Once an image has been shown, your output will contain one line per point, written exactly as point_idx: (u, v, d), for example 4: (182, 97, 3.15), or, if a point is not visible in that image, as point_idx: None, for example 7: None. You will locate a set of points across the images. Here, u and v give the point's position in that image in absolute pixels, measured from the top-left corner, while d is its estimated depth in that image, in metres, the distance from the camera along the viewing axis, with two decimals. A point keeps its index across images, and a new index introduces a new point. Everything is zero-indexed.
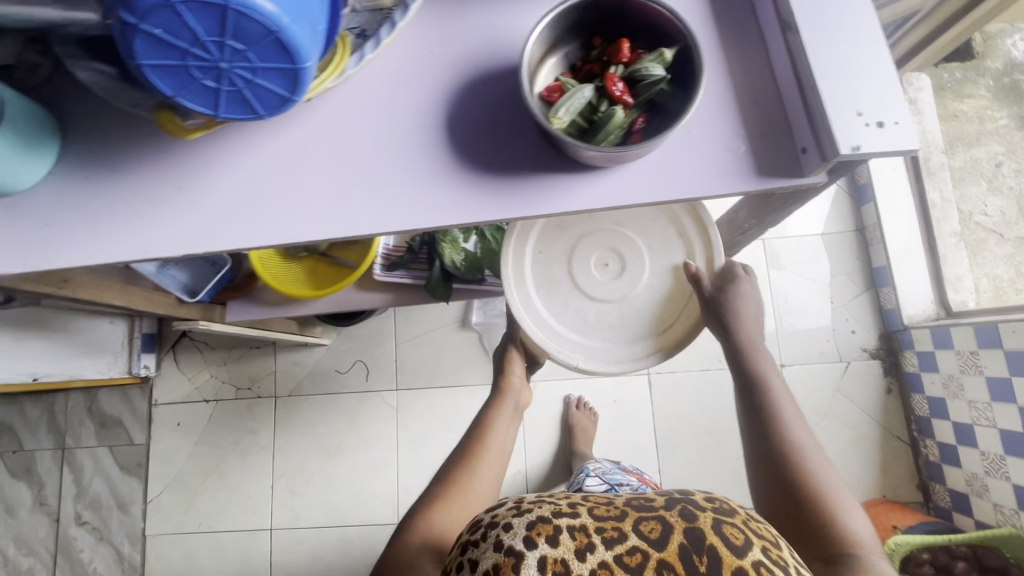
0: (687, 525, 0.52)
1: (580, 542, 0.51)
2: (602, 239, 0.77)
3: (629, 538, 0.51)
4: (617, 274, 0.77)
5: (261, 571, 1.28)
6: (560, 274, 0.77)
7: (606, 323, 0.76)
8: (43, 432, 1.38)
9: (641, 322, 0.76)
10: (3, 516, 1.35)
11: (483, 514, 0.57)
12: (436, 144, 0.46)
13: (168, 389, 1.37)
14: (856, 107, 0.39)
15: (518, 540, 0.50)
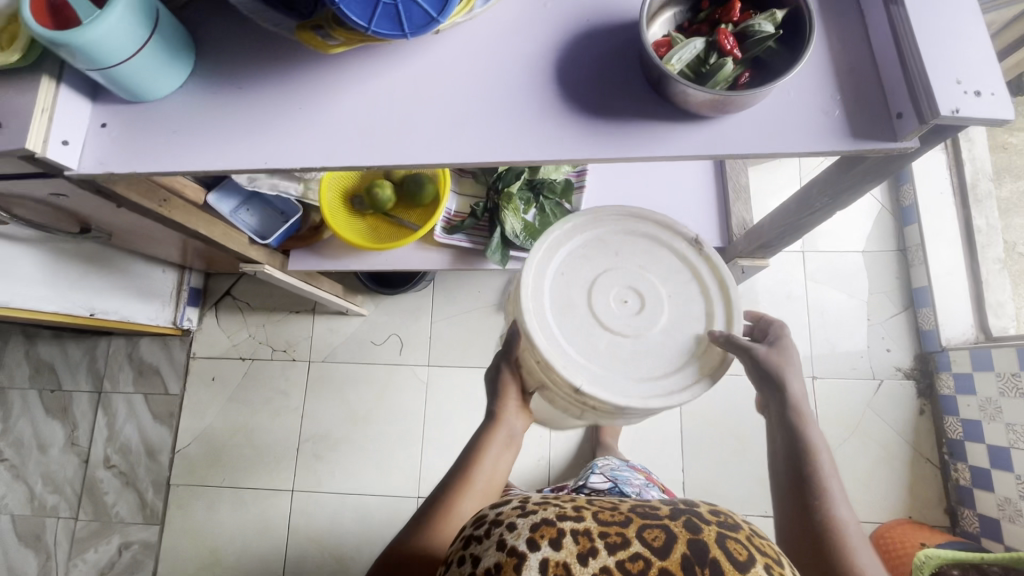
0: (691, 536, 0.43)
1: (581, 547, 0.43)
2: (624, 274, 0.59)
3: (632, 545, 0.43)
4: (640, 314, 0.58)
5: (278, 531, 1.30)
6: (578, 298, 0.58)
7: (618, 360, 0.56)
8: (82, 373, 1.42)
9: (662, 373, 0.56)
10: (34, 452, 1.38)
11: (485, 509, 0.49)
12: (547, 85, 0.49)
13: (206, 344, 1.41)
14: (955, 75, 0.42)
15: (518, 541, 0.43)
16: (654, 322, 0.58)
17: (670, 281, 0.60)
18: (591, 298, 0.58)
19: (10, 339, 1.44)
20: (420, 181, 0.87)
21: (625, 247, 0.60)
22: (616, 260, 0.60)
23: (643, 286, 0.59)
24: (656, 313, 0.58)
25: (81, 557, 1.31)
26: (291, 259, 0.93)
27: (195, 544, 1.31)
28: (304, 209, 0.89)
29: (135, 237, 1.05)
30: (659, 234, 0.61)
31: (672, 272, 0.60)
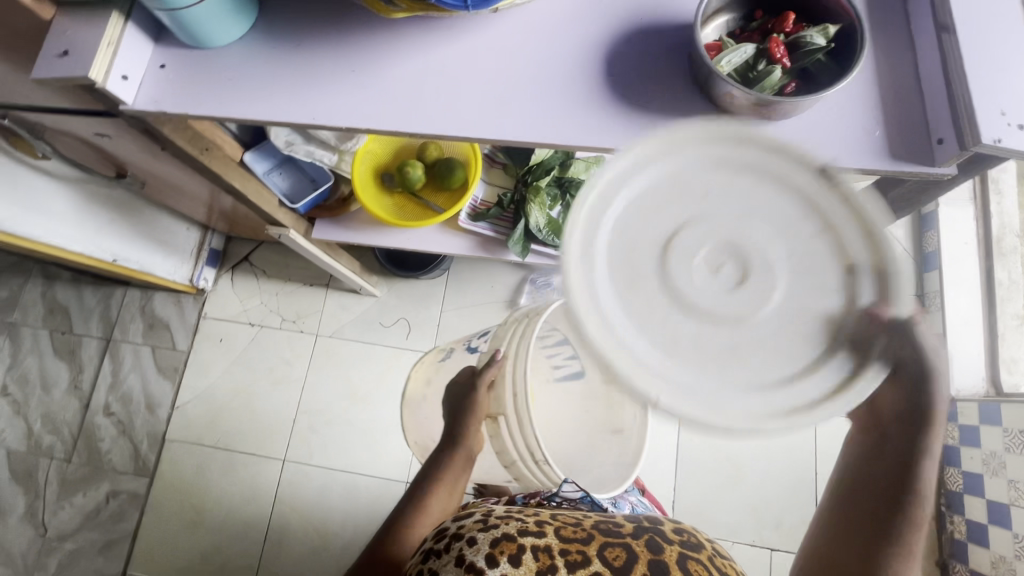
0: (652, 556, 0.49)
1: (542, 564, 0.48)
2: (716, 231, 0.44)
3: (592, 564, 0.48)
4: (735, 287, 0.43)
5: (265, 497, 1.31)
6: (644, 266, 0.44)
7: (709, 357, 0.43)
8: (95, 320, 1.44)
9: (792, 380, 0.42)
10: (38, 390, 1.40)
11: (450, 522, 0.56)
12: (597, 74, 0.50)
13: (218, 306, 1.43)
14: (1000, 108, 0.43)
15: (480, 556, 0.48)
16: (765, 301, 0.43)
17: (786, 241, 0.44)
18: (663, 268, 0.44)
19: (28, 277, 1.47)
20: (450, 165, 0.88)
21: (722, 191, 0.45)
22: (706, 212, 0.44)
23: (753, 249, 0.43)
24: (766, 288, 0.43)
25: (69, 500, 1.33)
26: (316, 227, 0.95)
27: (183, 501, 1.32)
28: (336, 179, 0.91)
29: (167, 190, 1.07)
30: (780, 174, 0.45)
31: (795, 222, 0.44)
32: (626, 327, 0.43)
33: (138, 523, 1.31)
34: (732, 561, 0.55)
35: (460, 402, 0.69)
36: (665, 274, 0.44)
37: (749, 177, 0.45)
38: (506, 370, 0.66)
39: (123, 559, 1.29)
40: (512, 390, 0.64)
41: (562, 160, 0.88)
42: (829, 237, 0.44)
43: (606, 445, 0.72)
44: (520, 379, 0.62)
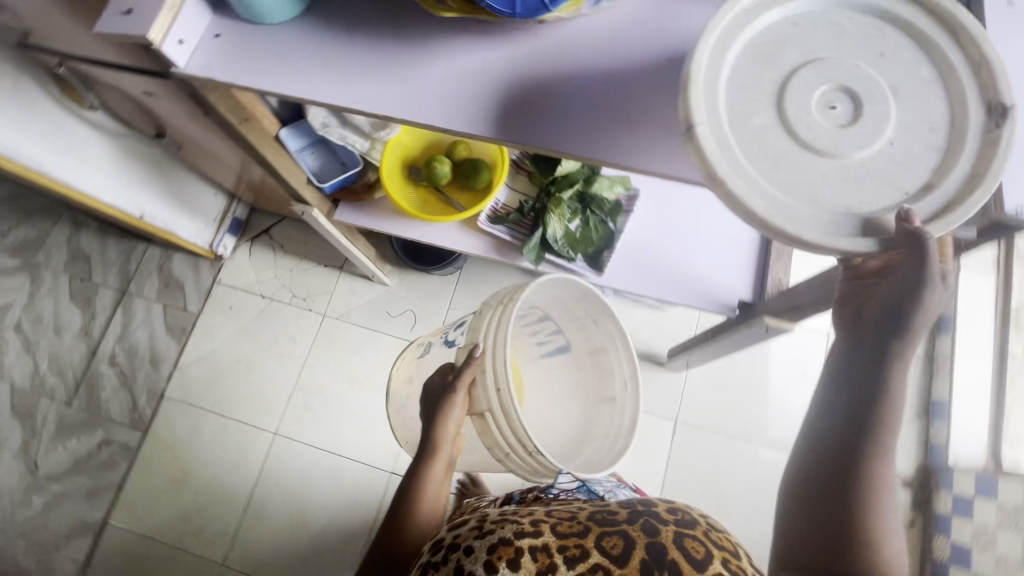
0: (649, 539, 0.47)
1: (542, 564, 0.47)
2: (854, 74, 0.46)
3: (591, 556, 0.47)
4: (836, 123, 0.45)
5: (251, 467, 1.33)
6: (784, 61, 0.47)
7: (763, 145, 0.45)
8: (113, 271, 1.48)
9: (809, 214, 0.44)
10: (48, 332, 1.43)
11: (446, 533, 0.56)
12: (634, 95, 0.51)
13: (233, 273, 1.45)
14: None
15: (479, 565, 0.48)
16: (854, 150, 0.45)
17: (901, 132, 0.46)
18: (796, 71, 0.46)
19: (56, 222, 1.51)
20: (477, 165, 0.90)
21: (896, 53, 0.47)
22: (860, 57, 0.47)
23: (872, 100, 0.45)
24: (873, 134, 0.45)
25: (62, 442, 1.35)
26: (339, 209, 0.97)
27: (171, 460, 1.34)
28: (364, 165, 0.93)
29: (201, 155, 1.10)
30: (931, 85, 0.47)
31: (923, 127, 0.46)
32: (726, 79, 0.46)
33: (126, 474, 1.34)
34: (728, 533, 0.52)
35: (432, 411, 0.67)
36: (792, 81, 0.46)
37: (920, 66, 0.47)
38: (486, 366, 0.63)
39: (106, 507, 1.32)
40: (496, 384, 0.61)
41: (588, 175, 0.90)
42: (940, 155, 0.46)
43: (600, 416, 0.76)
44: (500, 370, 0.61)
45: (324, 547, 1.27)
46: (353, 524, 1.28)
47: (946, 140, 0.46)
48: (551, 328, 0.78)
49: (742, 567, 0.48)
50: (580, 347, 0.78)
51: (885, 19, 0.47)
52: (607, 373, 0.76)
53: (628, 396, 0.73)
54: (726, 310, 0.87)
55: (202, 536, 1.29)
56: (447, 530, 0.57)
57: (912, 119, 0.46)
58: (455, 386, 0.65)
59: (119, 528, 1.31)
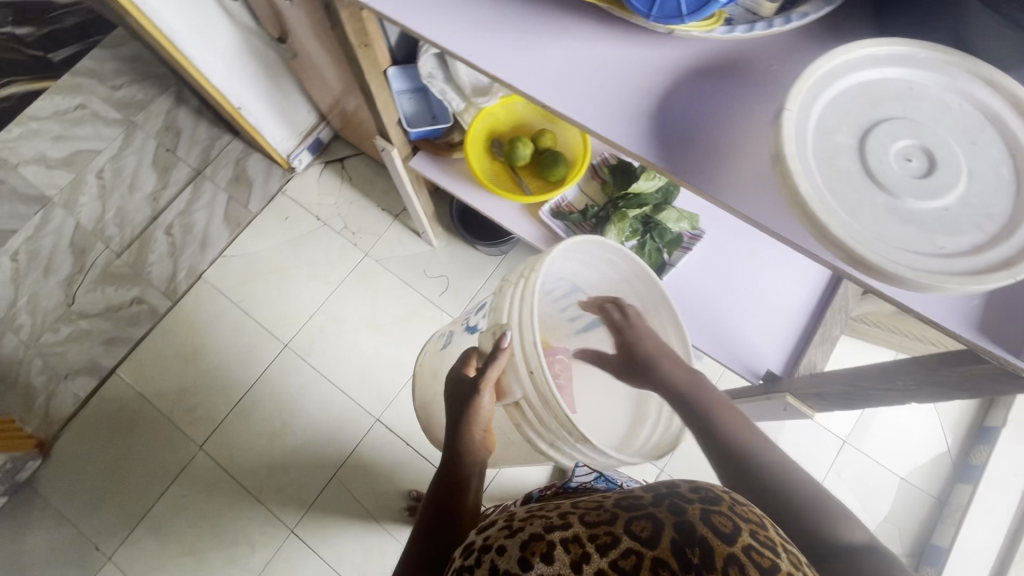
0: (676, 517, 0.40)
1: (575, 556, 0.38)
2: (950, 145, 0.43)
3: (622, 538, 0.39)
4: (906, 173, 0.43)
5: (255, 368, 1.38)
6: (887, 110, 0.45)
7: (827, 154, 0.43)
8: (196, 151, 1.56)
9: (841, 212, 0.41)
10: (123, 186, 1.53)
11: (471, 537, 0.47)
12: (735, 127, 0.50)
13: (298, 188, 1.52)
14: None
15: (512, 564, 0.39)
16: (909, 197, 0.42)
17: (968, 208, 0.42)
18: (884, 120, 0.44)
19: (164, 92, 1.62)
20: (558, 158, 0.91)
21: (991, 148, 0.44)
22: (965, 137, 0.44)
23: (954, 170, 0.42)
24: (936, 197, 0.42)
25: (101, 287, 1.45)
26: (416, 156, 0.98)
27: (188, 337, 1.41)
28: (453, 124, 0.96)
29: (310, 69, 1.15)
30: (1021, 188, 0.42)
31: (989, 214, 0.41)
32: (823, 101, 0.45)
33: (145, 335, 1.41)
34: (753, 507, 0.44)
35: (461, 408, 0.66)
36: (888, 127, 0.44)
37: (1003, 164, 0.43)
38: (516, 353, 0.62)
39: (118, 357, 1.40)
40: (531, 368, 0.60)
41: (659, 202, 0.90)
42: (985, 241, 0.41)
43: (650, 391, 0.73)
44: (533, 353, 0.60)
45: (293, 465, 1.32)
46: (326, 454, 1.32)
47: (1006, 233, 0.41)
48: (580, 302, 0.77)
49: (773, 539, 0.40)
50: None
51: (1010, 115, 0.44)
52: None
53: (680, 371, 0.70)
54: (751, 376, 0.85)
55: (192, 415, 1.36)
56: (475, 533, 0.47)
57: (986, 207, 0.42)
58: (483, 380, 0.64)
59: (123, 381, 1.38)
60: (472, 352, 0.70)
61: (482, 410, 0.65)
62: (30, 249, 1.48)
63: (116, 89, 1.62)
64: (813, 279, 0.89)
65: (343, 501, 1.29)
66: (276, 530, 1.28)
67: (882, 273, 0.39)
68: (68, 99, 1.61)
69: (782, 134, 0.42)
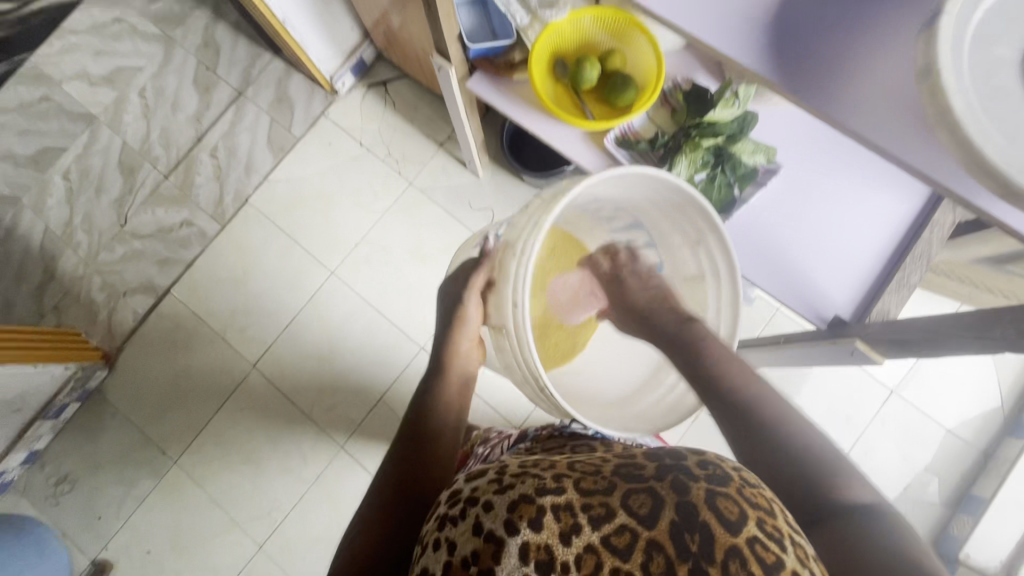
0: (677, 499, 0.45)
1: (566, 527, 0.46)
2: None
3: (616, 515, 0.46)
4: None
5: (302, 294, 1.41)
6: None
7: (985, 68, 0.38)
8: (236, 70, 1.51)
9: (997, 135, 0.36)
10: (167, 106, 1.51)
11: (463, 485, 0.55)
12: (865, 40, 0.45)
13: (341, 112, 1.47)
14: None
15: (499, 526, 0.47)
16: None
17: None
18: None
19: (201, 5, 1.55)
20: (627, 82, 0.86)
21: None
22: None
23: None
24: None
25: (151, 208, 1.47)
26: (472, 76, 0.92)
27: (236, 261, 1.44)
28: (515, 42, 0.90)
29: None
30: None
31: None
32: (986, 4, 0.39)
33: (196, 257, 1.44)
34: (763, 488, 0.48)
35: (450, 318, 0.81)
36: None
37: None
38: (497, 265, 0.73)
39: (172, 278, 1.44)
40: (513, 297, 0.65)
41: (735, 131, 0.83)
42: None
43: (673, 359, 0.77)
44: (519, 287, 0.64)
45: (340, 387, 1.37)
46: (373, 379, 1.37)
47: None
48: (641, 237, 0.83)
49: (779, 529, 0.44)
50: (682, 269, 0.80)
51: None
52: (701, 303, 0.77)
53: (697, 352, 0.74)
54: (817, 320, 0.83)
55: (244, 335, 1.41)
56: (466, 482, 0.55)
57: None
58: (469, 286, 0.79)
59: (177, 300, 1.43)
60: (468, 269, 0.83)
61: (467, 319, 0.80)
62: (80, 168, 1.49)
63: (153, 2, 1.55)
64: (895, 225, 0.83)
65: (388, 424, 1.35)
66: (327, 445, 1.35)
67: None
68: (105, 12, 1.56)
69: (936, 46, 0.37)
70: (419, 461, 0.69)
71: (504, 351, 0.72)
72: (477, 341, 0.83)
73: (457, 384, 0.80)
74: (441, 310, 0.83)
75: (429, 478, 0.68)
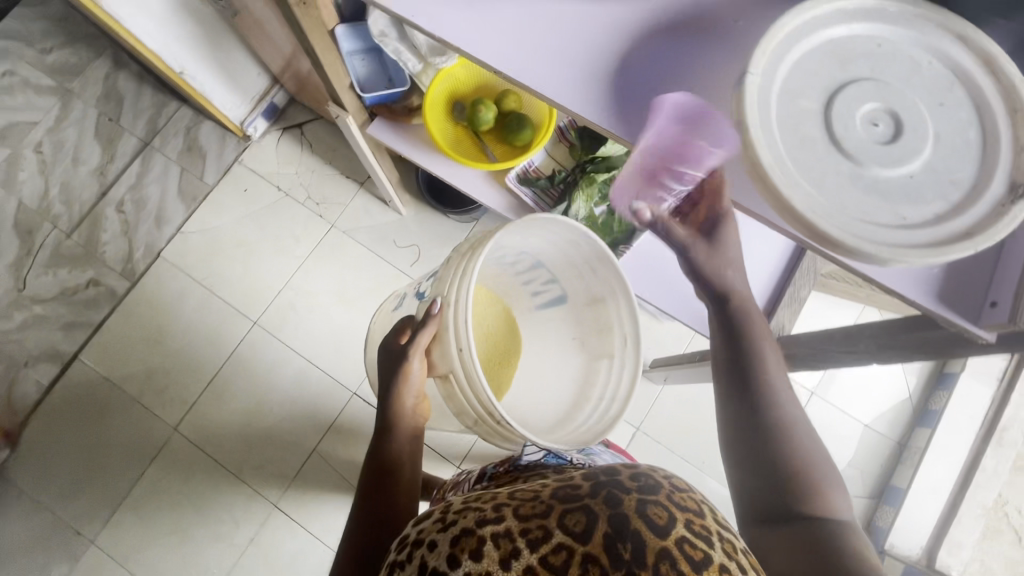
0: (612, 512, 0.43)
1: (504, 552, 0.42)
2: (910, 104, 0.41)
3: (554, 536, 0.43)
4: (874, 143, 0.40)
5: (224, 348, 1.35)
6: (855, 70, 0.42)
7: (789, 123, 0.40)
8: (142, 120, 1.46)
9: (804, 186, 0.39)
10: (66, 161, 1.43)
11: (409, 529, 0.50)
12: (700, 95, 0.48)
13: (256, 157, 1.44)
14: (995, 299, 0.46)
15: (442, 562, 0.43)
16: (873, 165, 0.40)
17: (927, 175, 0.40)
18: (851, 81, 0.41)
19: (100, 55, 1.48)
20: (522, 121, 0.87)
21: (955, 109, 0.41)
22: (930, 97, 0.41)
23: (916, 133, 0.40)
24: (901, 164, 0.40)
25: (53, 270, 1.37)
26: (373, 122, 0.93)
27: (151, 318, 1.36)
28: (411, 87, 0.90)
29: (253, 28, 1.06)
30: (982, 148, 0.41)
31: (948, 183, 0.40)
32: (788, 65, 0.42)
33: (106, 317, 1.36)
34: (692, 490, 0.48)
35: (391, 371, 0.71)
36: (852, 86, 0.41)
37: (970, 128, 0.41)
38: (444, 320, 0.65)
39: (80, 342, 1.35)
40: (459, 344, 0.62)
41: None
42: (945, 208, 0.40)
43: (596, 374, 0.77)
44: (460, 330, 0.62)
45: (270, 442, 1.31)
46: (305, 431, 1.32)
47: (963, 202, 0.40)
48: (543, 277, 0.82)
49: (708, 527, 0.44)
50: (579, 297, 0.80)
51: (961, 76, 0.42)
52: (607, 323, 0.77)
53: (626, 361, 0.74)
54: None
55: (164, 396, 1.33)
56: (412, 523, 0.51)
57: (947, 175, 0.40)
58: (413, 345, 0.69)
59: (86, 366, 1.34)
60: (406, 320, 0.75)
61: (412, 375, 0.70)
62: None
63: (47, 53, 1.47)
64: (784, 243, 0.89)
65: (323, 476, 1.30)
66: (259, 504, 1.28)
67: (842, 247, 0.38)
68: None
69: (743, 105, 0.40)
70: (378, 533, 0.64)
71: (453, 399, 0.68)
72: (423, 395, 0.75)
73: (409, 437, 0.73)
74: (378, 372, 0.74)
75: (398, 509, 0.67)
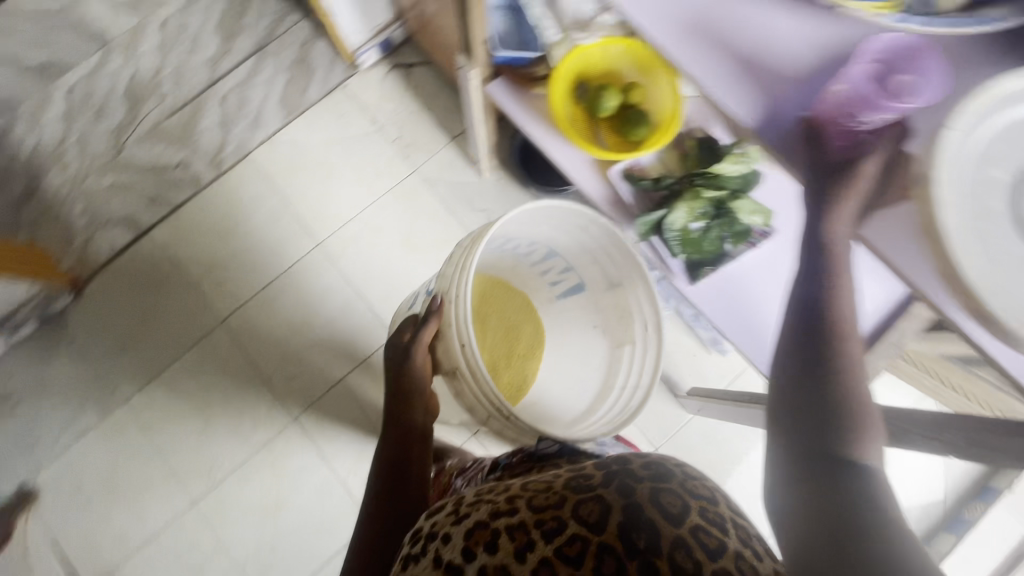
0: (624, 502, 0.50)
1: (520, 544, 0.48)
2: None
3: (568, 526, 0.49)
4: None
5: (284, 259, 1.39)
6: None
7: None
8: (263, 23, 1.49)
9: None
10: (186, 43, 1.48)
11: (423, 523, 0.58)
12: None
13: (360, 86, 1.46)
14: None
15: (458, 554, 0.50)
16: None
17: None
18: None
19: None
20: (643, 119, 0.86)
21: None
22: None
23: None
24: None
25: (149, 143, 1.44)
26: (495, 81, 0.92)
27: (225, 212, 1.42)
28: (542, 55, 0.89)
29: None
30: None
31: None
32: None
33: (185, 200, 1.42)
34: (705, 481, 0.55)
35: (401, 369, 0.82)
36: None
37: None
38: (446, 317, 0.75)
39: (157, 217, 1.41)
40: (459, 341, 0.72)
41: (738, 188, 0.85)
42: None
43: (619, 363, 0.86)
44: (461, 324, 0.72)
45: (304, 360, 1.35)
46: (338, 359, 1.36)
47: None
48: (562, 267, 0.90)
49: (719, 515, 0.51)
50: (600, 283, 0.88)
51: None
52: (627, 309, 0.86)
53: (642, 362, 0.83)
54: None
55: (219, 289, 1.39)
56: (425, 519, 0.58)
57: None
58: (417, 339, 0.80)
59: (157, 240, 1.40)
60: (409, 321, 0.86)
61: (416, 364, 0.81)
62: (86, 88, 1.46)
63: None
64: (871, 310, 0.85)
65: (344, 405, 1.34)
66: (280, 414, 1.33)
67: None
68: None
69: None
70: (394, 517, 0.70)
71: (461, 393, 0.77)
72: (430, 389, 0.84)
73: (421, 433, 0.81)
74: (389, 378, 0.85)
75: (414, 488, 0.74)
